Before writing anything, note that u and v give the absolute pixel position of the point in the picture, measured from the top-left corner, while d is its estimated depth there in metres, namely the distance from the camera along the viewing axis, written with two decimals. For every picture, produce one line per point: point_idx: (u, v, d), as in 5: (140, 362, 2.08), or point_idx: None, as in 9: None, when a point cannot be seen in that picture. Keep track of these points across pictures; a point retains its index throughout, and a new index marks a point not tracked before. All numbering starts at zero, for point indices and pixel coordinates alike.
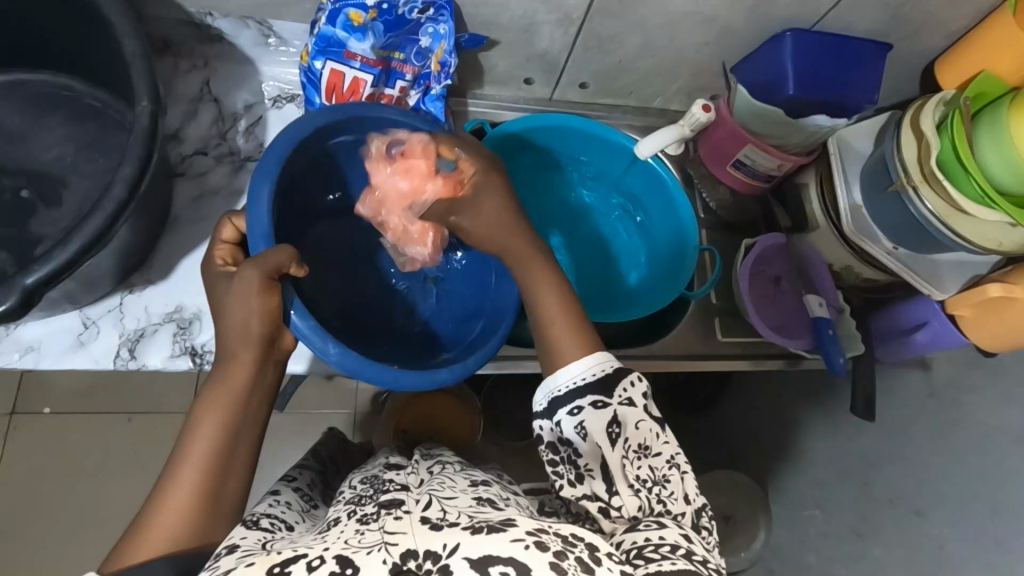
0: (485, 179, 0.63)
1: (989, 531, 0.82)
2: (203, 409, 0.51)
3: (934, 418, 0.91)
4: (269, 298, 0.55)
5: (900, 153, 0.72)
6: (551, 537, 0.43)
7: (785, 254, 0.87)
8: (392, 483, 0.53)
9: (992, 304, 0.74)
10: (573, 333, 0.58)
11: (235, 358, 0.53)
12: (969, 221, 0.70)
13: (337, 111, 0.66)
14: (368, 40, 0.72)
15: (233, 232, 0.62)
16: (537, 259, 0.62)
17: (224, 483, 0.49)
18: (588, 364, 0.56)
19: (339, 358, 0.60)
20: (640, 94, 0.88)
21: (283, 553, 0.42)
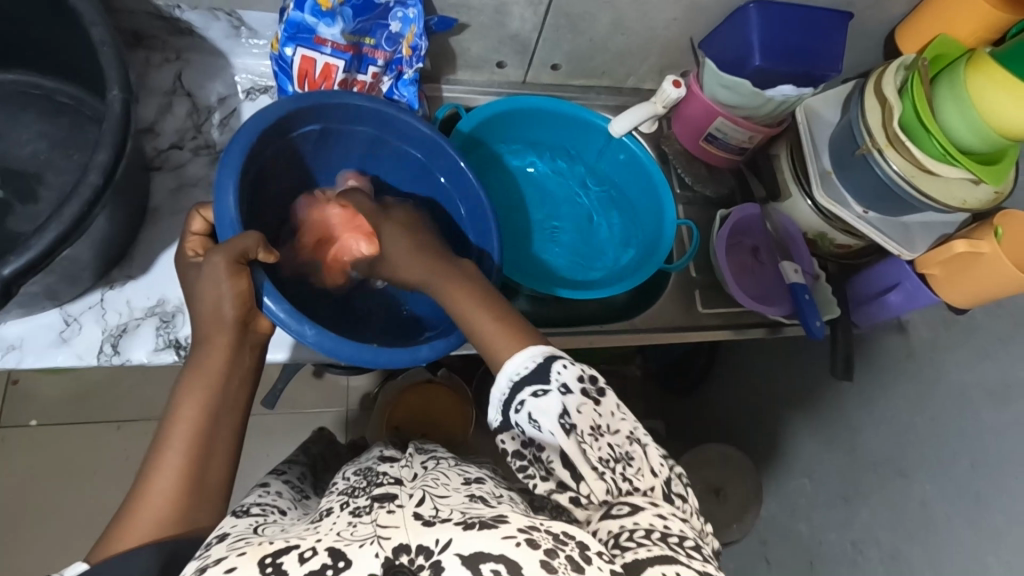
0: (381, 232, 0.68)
1: (969, 488, 0.84)
2: (182, 396, 0.54)
3: (911, 379, 0.93)
4: (238, 281, 0.57)
5: (869, 130, 0.75)
6: (543, 534, 0.43)
7: (761, 224, 0.88)
8: (385, 477, 0.56)
9: (961, 259, 0.75)
10: (505, 330, 0.57)
11: (210, 342, 0.57)
12: (932, 180, 0.73)
13: (304, 100, 0.67)
14: (337, 25, 0.68)
15: (204, 224, 0.63)
16: (449, 287, 0.61)
17: (206, 470, 0.52)
18: (520, 359, 0.53)
19: (317, 339, 0.61)
20: (613, 74, 0.92)
21: (275, 544, 0.43)
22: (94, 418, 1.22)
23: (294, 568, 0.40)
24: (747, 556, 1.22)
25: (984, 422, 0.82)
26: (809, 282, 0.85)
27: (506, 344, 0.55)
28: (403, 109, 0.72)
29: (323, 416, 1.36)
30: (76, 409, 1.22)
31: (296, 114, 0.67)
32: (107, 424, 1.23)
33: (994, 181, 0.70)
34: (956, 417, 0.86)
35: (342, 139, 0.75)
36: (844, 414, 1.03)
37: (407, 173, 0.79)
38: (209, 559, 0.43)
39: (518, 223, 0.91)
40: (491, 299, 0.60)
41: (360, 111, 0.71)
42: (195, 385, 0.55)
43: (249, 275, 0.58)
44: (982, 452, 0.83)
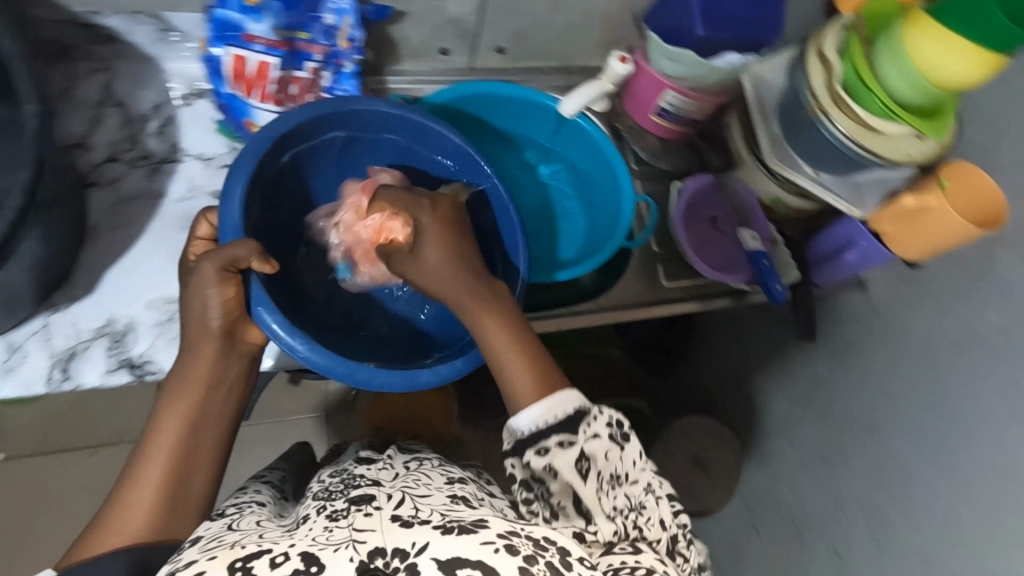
0: (420, 221, 0.62)
1: (935, 435, 0.87)
2: (170, 404, 0.59)
3: (873, 334, 0.95)
4: (225, 289, 0.60)
5: (817, 95, 0.75)
6: (523, 540, 0.46)
7: (716, 193, 0.89)
8: (363, 479, 0.56)
9: (910, 214, 0.76)
10: (532, 374, 0.57)
11: (198, 350, 0.61)
12: (878, 137, 0.73)
13: (321, 106, 0.66)
14: (266, 21, 0.67)
15: (208, 228, 0.67)
16: (483, 310, 0.59)
17: (186, 478, 0.57)
18: (552, 403, 0.54)
19: (308, 355, 0.61)
20: (560, 54, 0.91)
21: (246, 548, 0.44)
22: (64, 447, 1.19)
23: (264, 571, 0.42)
24: (733, 522, 1.25)
25: (944, 371, 0.85)
26: (768, 247, 0.86)
27: (530, 389, 0.56)
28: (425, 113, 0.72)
29: (302, 423, 1.34)
30: (43, 440, 1.18)
31: (319, 120, 0.68)
32: (78, 452, 1.19)
33: (936, 136, 0.72)
34: (916, 368, 0.88)
35: (368, 146, 0.76)
36: (813, 375, 1.05)
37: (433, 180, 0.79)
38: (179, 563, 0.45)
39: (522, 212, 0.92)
40: (524, 335, 0.59)
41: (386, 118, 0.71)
42: (183, 392, 0.59)
43: (238, 280, 0.61)
44: (945, 399, 0.85)
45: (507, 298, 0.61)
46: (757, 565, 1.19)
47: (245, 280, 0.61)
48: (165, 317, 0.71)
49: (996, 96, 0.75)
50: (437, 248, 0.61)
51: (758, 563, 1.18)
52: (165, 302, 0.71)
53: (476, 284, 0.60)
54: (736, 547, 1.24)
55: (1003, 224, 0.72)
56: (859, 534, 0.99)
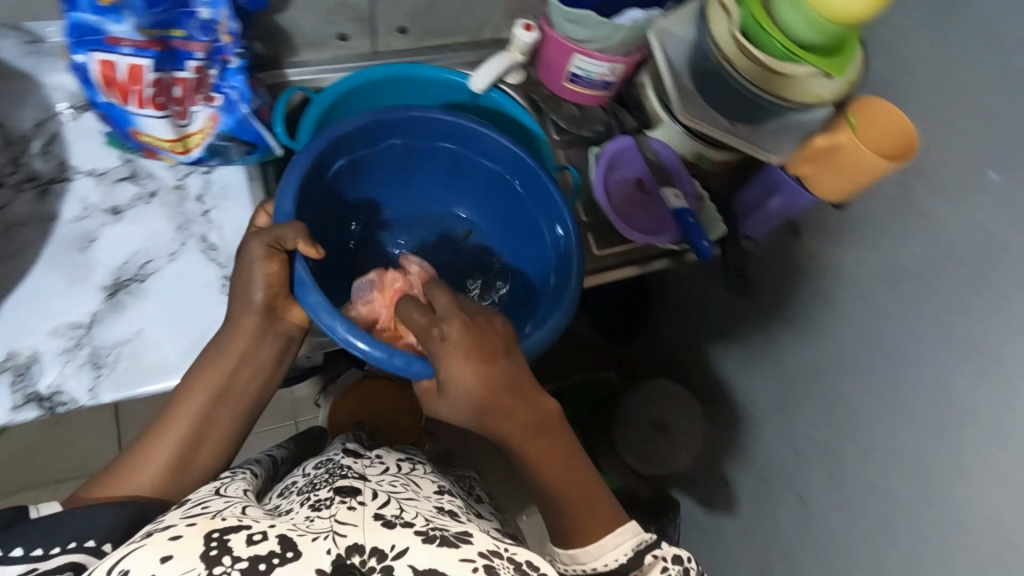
0: (447, 367, 0.57)
1: (875, 370, 0.87)
2: (200, 373, 0.63)
3: (812, 280, 0.94)
4: (269, 265, 0.63)
5: (718, 45, 0.75)
6: (504, 563, 0.48)
7: (639, 156, 0.86)
8: (349, 470, 0.59)
9: (821, 155, 0.76)
10: (587, 492, 0.63)
11: (239, 324, 0.64)
12: (783, 80, 0.73)
13: (380, 112, 0.71)
14: (128, 21, 0.62)
15: (267, 219, 0.68)
16: (541, 433, 0.62)
17: (196, 448, 0.61)
18: (607, 550, 0.60)
19: (344, 335, 0.60)
20: (465, 28, 0.88)
21: (225, 521, 0.48)
22: (27, 485, 1.17)
23: (241, 548, 0.45)
24: (705, 483, 1.25)
25: (877, 308, 0.85)
26: (693, 204, 0.86)
27: (586, 519, 0.62)
28: (462, 116, 0.74)
29: (270, 435, 1.32)
30: (2, 483, 1.16)
31: (372, 127, 0.71)
32: (43, 489, 1.18)
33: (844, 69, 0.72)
34: (854, 308, 0.88)
35: (424, 153, 0.79)
36: (763, 327, 1.05)
37: (476, 176, 0.81)
38: (161, 524, 0.48)
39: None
40: (579, 453, 0.64)
41: (438, 125, 0.74)
42: (217, 361, 0.64)
43: (283, 258, 0.63)
44: (882, 335, 0.85)
45: (562, 417, 0.63)
46: (732, 522, 1.19)
47: (290, 260, 0.63)
48: (71, 344, 0.68)
49: (896, 24, 0.75)
50: (471, 388, 0.57)
51: (733, 519, 1.19)
52: (70, 329, 0.68)
53: (527, 417, 0.61)
54: (710, 506, 1.25)
55: (917, 148, 0.71)
56: (819, 478, 0.99)
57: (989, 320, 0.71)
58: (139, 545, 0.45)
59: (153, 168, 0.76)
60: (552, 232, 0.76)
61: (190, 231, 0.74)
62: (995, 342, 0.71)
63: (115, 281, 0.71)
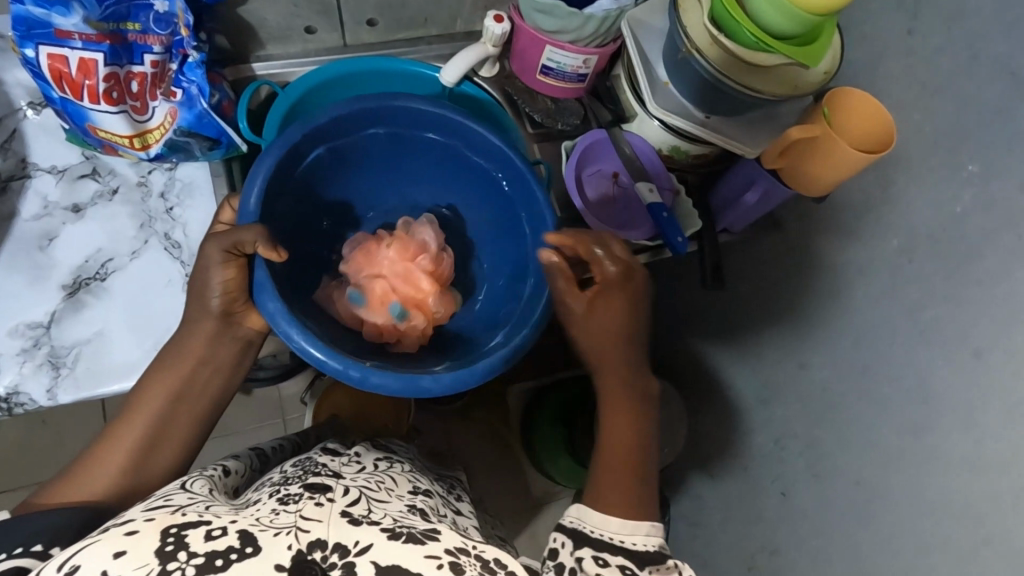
0: (608, 286, 0.65)
1: (855, 363, 0.85)
2: (156, 375, 0.61)
3: (794, 273, 0.92)
4: (228, 270, 0.60)
5: (687, 33, 0.73)
6: (471, 560, 0.46)
7: (610, 149, 0.86)
8: (322, 468, 0.57)
9: (799, 146, 0.74)
10: (635, 484, 0.62)
11: (195, 327, 0.62)
12: (753, 72, 0.72)
13: (356, 103, 0.67)
14: (76, 14, 0.61)
15: (231, 214, 0.65)
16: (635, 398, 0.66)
17: (152, 452, 0.58)
18: (637, 535, 0.58)
19: (302, 345, 0.58)
20: (436, 20, 0.87)
21: (185, 516, 0.44)
22: (10, 486, 1.17)
23: (198, 543, 0.42)
24: (692, 478, 1.22)
25: (859, 301, 0.82)
26: (669, 198, 0.85)
27: (625, 496, 0.61)
28: (441, 103, 0.70)
29: (256, 434, 1.31)
30: None
31: (351, 116, 0.68)
32: (26, 490, 1.17)
33: (815, 58, 0.69)
34: (836, 300, 0.86)
35: (405, 145, 0.76)
36: (747, 321, 1.04)
37: (457, 168, 0.78)
38: (119, 518, 0.45)
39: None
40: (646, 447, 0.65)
41: (418, 118, 0.72)
42: (174, 364, 0.61)
43: (241, 264, 0.60)
44: (862, 330, 0.83)
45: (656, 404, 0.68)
46: (717, 518, 1.16)
47: (248, 264, 0.60)
48: (29, 344, 0.67)
49: (873, 13, 0.75)
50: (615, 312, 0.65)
51: (717, 515, 1.16)
52: (29, 329, 0.67)
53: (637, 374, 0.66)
54: (696, 503, 1.22)
55: (896, 136, 0.69)
56: (799, 472, 0.97)
57: (968, 310, 0.69)
58: (91, 540, 0.42)
59: (115, 165, 0.74)
60: (537, 229, 0.73)
61: (153, 228, 0.73)
62: (974, 333, 0.69)
63: (76, 279, 0.70)
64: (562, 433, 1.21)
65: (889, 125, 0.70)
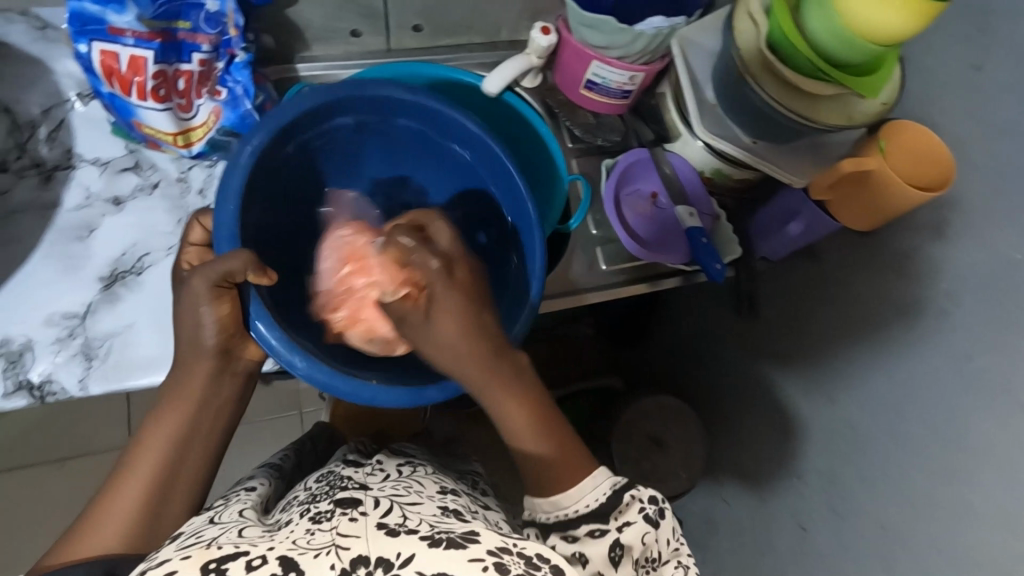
0: (433, 292, 0.53)
1: (890, 403, 0.82)
2: (160, 417, 0.57)
3: (830, 305, 0.89)
4: (220, 305, 0.58)
5: (734, 37, 0.72)
6: (515, 558, 0.44)
7: (651, 169, 0.84)
8: (349, 481, 0.56)
9: (849, 181, 0.72)
10: (568, 454, 0.56)
11: (191, 366, 0.59)
12: (808, 100, 0.70)
13: (332, 92, 0.64)
14: (131, 12, 0.61)
15: (201, 232, 0.64)
16: (504, 382, 0.55)
17: (163, 500, 0.53)
18: (588, 490, 0.54)
19: (307, 369, 0.60)
20: (481, 28, 0.86)
21: (221, 549, 0.44)
22: (37, 462, 1.19)
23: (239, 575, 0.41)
24: (707, 502, 1.20)
25: (899, 340, 0.79)
26: (709, 223, 0.83)
27: (567, 477, 0.55)
28: (427, 91, 0.67)
29: (273, 424, 1.32)
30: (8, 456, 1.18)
31: (325, 105, 0.65)
32: (50, 465, 1.19)
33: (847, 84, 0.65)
34: (873, 337, 0.83)
35: (380, 129, 0.74)
36: (777, 351, 1.01)
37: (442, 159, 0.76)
38: (153, 560, 0.44)
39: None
40: (553, 420, 0.57)
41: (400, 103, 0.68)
42: (174, 404, 0.57)
43: (233, 296, 0.59)
44: (900, 371, 0.80)
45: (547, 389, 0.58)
46: (730, 545, 1.13)
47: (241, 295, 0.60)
48: (65, 333, 0.68)
49: (934, 45, 0.72)
50: (453, 325, 0.53)
51: (728, 541, 1.14)
52: (63, 318, 0.68)
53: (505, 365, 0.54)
54: (709, 527, 1.20)
55: (954, 177, 0.67)
56: (818, 506, 0.94)
57: (1016, 362, 0.66)
58: None
59: (156, 160, 0.75)
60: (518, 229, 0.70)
61: None
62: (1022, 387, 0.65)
63: (112, 271, 0.71)
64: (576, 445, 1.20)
65: (941, 146, 0.67)
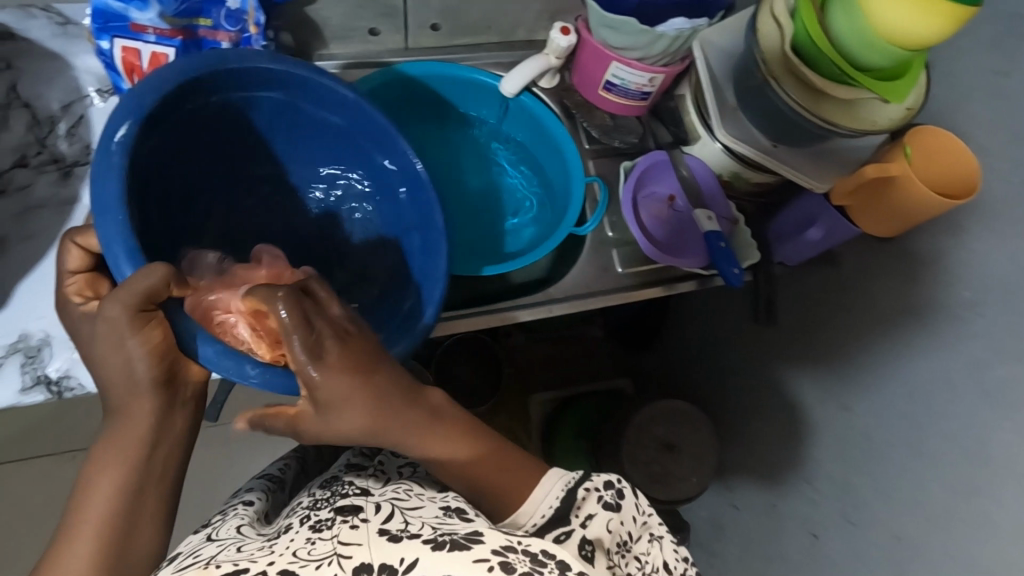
0: (324, 384, 0.46)
1: (906, 412, 0.81)
2: (97, 469, 0.49)
3: (847, 311, 0.88)
4: (148, 334, 0.50)
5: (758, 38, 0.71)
6: (520, 556, 0.45)
7: (671, 171, 0.84)
8: (350, 487, 0.56)
9: (872, 186, 0.71)
10: (508, 461, 0.58)
11: (130, 409, 0.50)
12: (832, 104, 0.69)
13: (193, 67, 0.56)
14: (153, 9, 0.62)
15: (80, 256, 0.55)
16: (423, 424, 0.53)
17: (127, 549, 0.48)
18: (542, 498, 0.56)
19: (262, 379, 0.54)
20: (500, 27, 0.85)
21: (221, 568, 0.44)
22: None
23: None
24: (715, 506, 1.19)
25: (919, 347, 0.78)
26: (727, 227, 0.82)
27: (518, 488, 0.57)
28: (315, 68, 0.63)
29: None
30: None
31: (185, 88, 0.57)
32: None
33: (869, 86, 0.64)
34: (891, 344, 0.82)
35: (245, 109, 0.65)
36: (790, 357, 0.99)
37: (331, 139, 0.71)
38: None
39: (456, 187, 0.90)
40: (477, 433, 0.57)
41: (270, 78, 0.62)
42: (114, 454, 0.49)
43: (159, 320, 0.51)
44: (919, 380, 0.79)
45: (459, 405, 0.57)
46: (738, 551, 1.12)
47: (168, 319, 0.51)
48: None
49: (963, 50, 0.71)
50: (355, 405, 0.47)
51: (738, 547, 1.12)
52: None
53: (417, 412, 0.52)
54: (717, 532, 1.19)
55: (977, 187, 0.66)
56: (831, 514, 0.92)
57: None
58: None
59: None
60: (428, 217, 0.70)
61: None
62: None
63: None
64: (585, 445, 1.19)
65: (966, 152, 0.66)
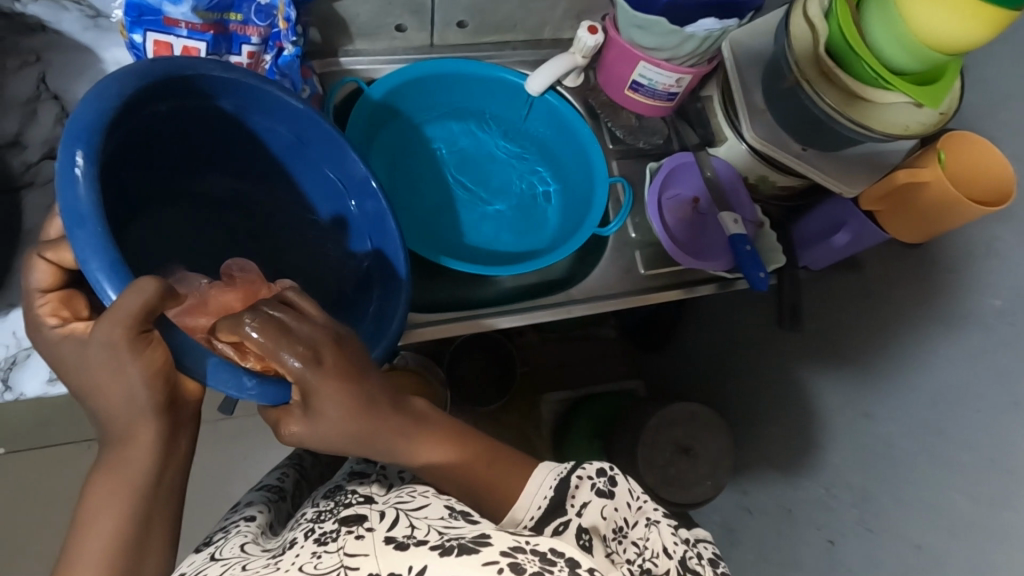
0: (319, 388, 0.46)
1: (928, 420, 0.80)
2: (99, 496, 0.47)
3: (871, 317, 0.87)
4: (150, 355, 0.47)
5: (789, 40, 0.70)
6: (529, 556, 0.44)
7: (694, 174, 0.84)
8: (355, 496, 0.55)
9: (902, 191, 0.70)
10: (505, 462, 0.58)
11: (132, 437, 0.48)
12: (867, 107, 0.68)
13: (155, 74, 0.55)
14: (186, 3, 0.62)
15: (51, 273, 0.53)
16: (409, 428, 0.53)
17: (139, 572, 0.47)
18: (535, 491, 0.56)
19: (259, 390, 0.52)
20: (526, 26, 0.85)
21: None
22: None
23: None
24: (728, 510, 1.18)
25: (944, 354, 0.77)
26: (752, 231, 0.81)
27: (514, 485, 0.57)
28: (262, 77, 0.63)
29: None
30: None
31: (149, 94, 0.55)
32: None
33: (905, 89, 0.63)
34: (914, 351, 0.81)
35: (200, 112, 0.63)
36: (810, 362, 0.99)
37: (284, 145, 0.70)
38: None
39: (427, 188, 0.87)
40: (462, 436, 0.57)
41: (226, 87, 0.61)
42: (114, 481, 0.47)
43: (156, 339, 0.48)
44: (943, 387, 0.78)
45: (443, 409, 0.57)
46: (750, 556, 1.11)
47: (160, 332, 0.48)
48: None
49: (998, 55, 0.70)
50: (345, 409, 0.47)
51: (750, 552, 1.11)
52: None
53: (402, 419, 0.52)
54: (730, 536, 1.18)
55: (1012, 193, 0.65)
56: (848, 521, 0.90)
57: None
58: None
59: None
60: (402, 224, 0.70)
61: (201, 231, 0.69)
62: None
63: None
64: (599, 445, 1.19)
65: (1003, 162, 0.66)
